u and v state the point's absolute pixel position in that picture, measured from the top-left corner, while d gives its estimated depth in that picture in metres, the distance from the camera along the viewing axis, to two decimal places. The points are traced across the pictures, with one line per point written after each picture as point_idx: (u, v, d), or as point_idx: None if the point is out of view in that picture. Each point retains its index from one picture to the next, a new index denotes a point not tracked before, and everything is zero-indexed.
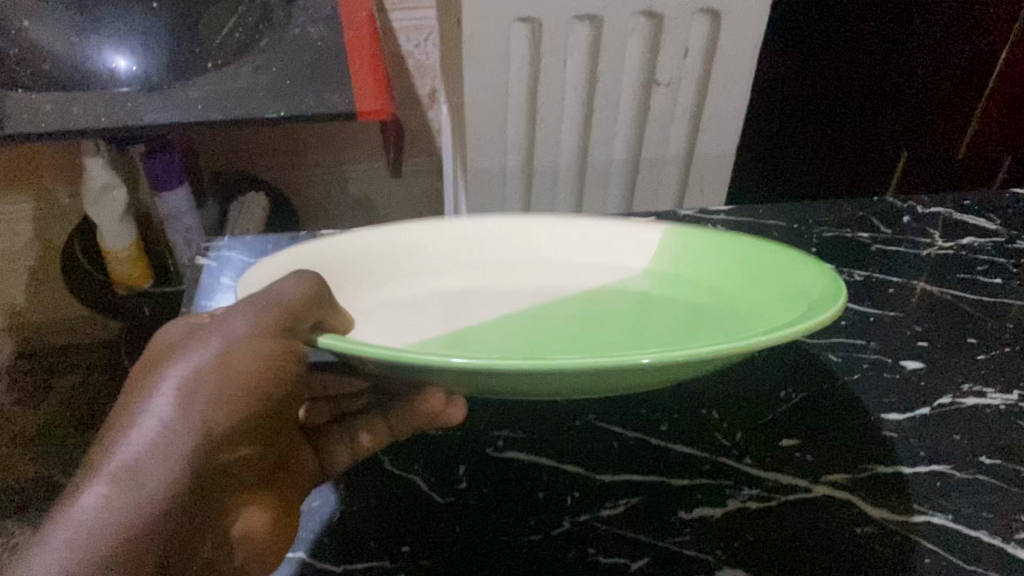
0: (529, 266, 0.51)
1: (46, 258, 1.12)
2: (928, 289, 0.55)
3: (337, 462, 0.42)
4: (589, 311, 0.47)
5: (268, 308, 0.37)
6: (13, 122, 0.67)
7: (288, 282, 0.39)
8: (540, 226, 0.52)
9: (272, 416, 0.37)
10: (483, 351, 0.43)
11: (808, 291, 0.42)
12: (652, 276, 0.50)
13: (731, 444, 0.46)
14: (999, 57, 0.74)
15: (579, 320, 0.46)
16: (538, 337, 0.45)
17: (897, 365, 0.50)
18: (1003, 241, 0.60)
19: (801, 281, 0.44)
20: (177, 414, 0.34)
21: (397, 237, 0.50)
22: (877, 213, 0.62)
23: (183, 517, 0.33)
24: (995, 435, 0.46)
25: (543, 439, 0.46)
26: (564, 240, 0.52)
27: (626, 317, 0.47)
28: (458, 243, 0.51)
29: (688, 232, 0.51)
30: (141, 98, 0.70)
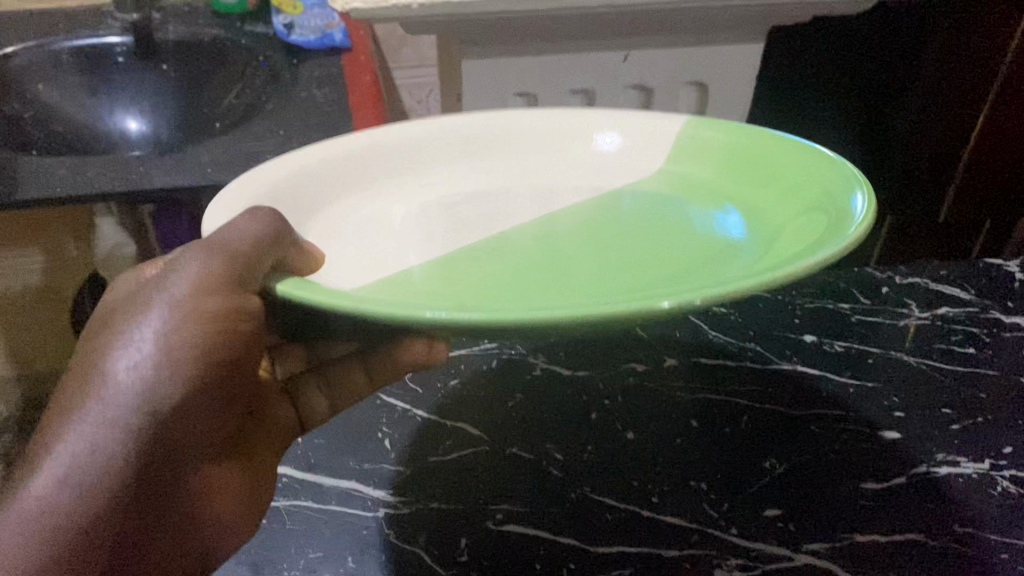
0: (541, 164, 0.53)
1: (56, 307, 1.17)
2: (907, 359, 0.60)
3: (316, 409, 0.51)
4: (600, 217, 0.48)
5: (216, 256, 0.35)
6: (27, 188, 0.67)
7: (242, 215, 0.36)
8: (550, 124, 0.54)
9: (233, 370, 0.37)
10: (499, 264, 0.43)
11: (824, 186, 0.42)
12: (665, 175, 0.52)
13: (718, 514, 0.48)
14: (981, 113, 0.77)
15: (587, 230, 0.47)
16: (542, 249, 0.45)
17: (875, 434, 0.53)
18: (975, 311, 0.65)
19: (822, 179, 0.43)
20: (135, 387, 0.34)
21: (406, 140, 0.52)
22: (857, 285, 0.68)
23: (141, 492, 0.34)
24: (968, 502, 0.49)
25: (541, 513, 0.48)
26: (575, 133, 0.55)
27: (635, 232, 0.47)
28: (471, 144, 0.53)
29: (707, 130, 0.52)
30: (152, 160, 0.71)
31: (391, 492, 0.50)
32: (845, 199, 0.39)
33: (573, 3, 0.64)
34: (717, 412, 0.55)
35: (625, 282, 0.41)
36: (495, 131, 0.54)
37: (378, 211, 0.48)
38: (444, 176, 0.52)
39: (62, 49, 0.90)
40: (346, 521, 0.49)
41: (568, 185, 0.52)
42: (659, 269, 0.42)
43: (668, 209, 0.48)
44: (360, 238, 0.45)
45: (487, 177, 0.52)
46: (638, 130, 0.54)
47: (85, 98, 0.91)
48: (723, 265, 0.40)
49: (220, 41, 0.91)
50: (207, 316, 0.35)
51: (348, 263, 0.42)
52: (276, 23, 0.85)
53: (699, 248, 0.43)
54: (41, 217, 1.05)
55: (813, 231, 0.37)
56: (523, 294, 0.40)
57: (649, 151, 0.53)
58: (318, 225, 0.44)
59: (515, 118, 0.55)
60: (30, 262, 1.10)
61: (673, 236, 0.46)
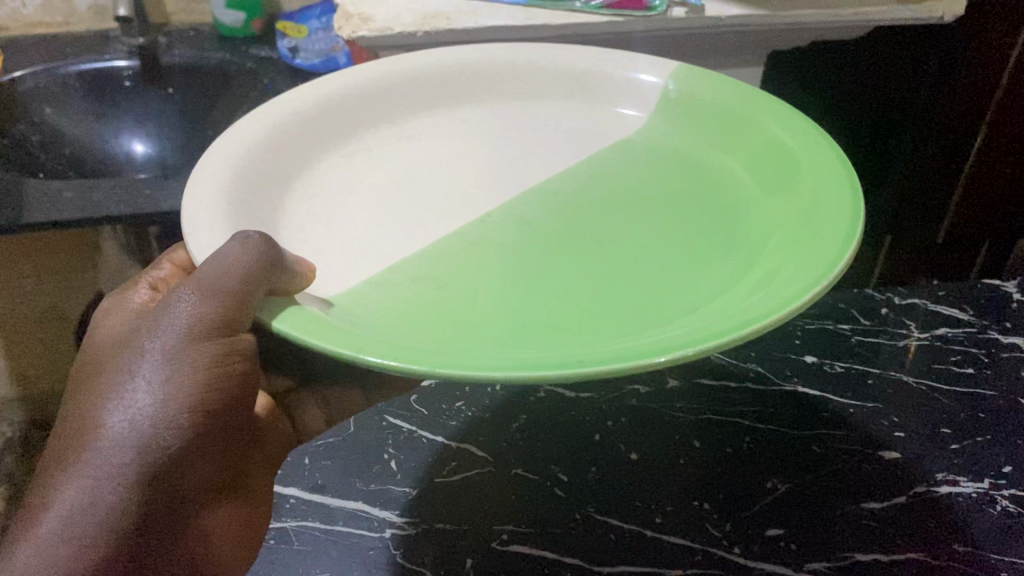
0: (527, 114, 0.55)
1: (60, 329, 1.17)
2: (907, 380, 0.60)
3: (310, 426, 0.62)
4: (590, 171, 0.50)
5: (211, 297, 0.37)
6: (37, 210, 0.68)
7: (233, 241, 0.36)
8: (533, 80, 0.57)
9: (227, 401, 0.39)
10: (498, 238, 0.45)
11: (816, 174, 0.44)
12: (651, 133, 0.54)
13: (721, 533, 0.49)
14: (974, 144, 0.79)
15: (583, 195, 0.48)
16: (541, 218, 0.46)
17: (876, 454, 0.54)
18: (973, 332, 0.65)
19: (809, 163, 0.45)
20: (137, 424, 0.36)
21: (382, 95, 0.54)
22: (857, 306, 0.69)
23: (142, 521, 0.37)
24: (966, 520, 0.50)
25: (546, 534, 0.49)
26: (567, 78, 0.57)
27: (626, 188, 0.49)
28: (453, 101, 0.56)
29: (694, 93, 0.54)
30: (158, 183, 0.71)
31: (397, 513, 0.51)
32: (835, 194, 0.41)
33: (575, 28, 0.64)
34: (718, 432, 0.56)
35: (613, 247, 0.44)
36: (486, 82, 0.56)
37: (365, 165, 0.50)
38: (434, 124, 0.54)
39: (68, 73, 0.89)
40: (354, 543, 0.49)
41: (559, 130, 0.54)
42: (645, 237, 0.44)
43: (655, 164, 0.51)
44: (347, 197, 0.47)
45: (478, 123, 0.54)
46: (619, 82, 0.56)
47: (93, 122, 0.92)
48: (708, 248, 0.43)
49: (225, 65, 0.91)
50: (202, 358, 0.37)
51: (333, 229, 0.45)
52: (284, 47, 0.88)
53: (685, 220, 0.46)
54: (47, 240, 1.06)
55: (797, 236, 0.40)
56: (513, 271, 0.42)
57: (639, 105, 0.55)
58: (300, 191, 0.47)
59: (508, 63, 0.57)
60: (32, 283, 1.11)
61: (660, 194, 0.48)
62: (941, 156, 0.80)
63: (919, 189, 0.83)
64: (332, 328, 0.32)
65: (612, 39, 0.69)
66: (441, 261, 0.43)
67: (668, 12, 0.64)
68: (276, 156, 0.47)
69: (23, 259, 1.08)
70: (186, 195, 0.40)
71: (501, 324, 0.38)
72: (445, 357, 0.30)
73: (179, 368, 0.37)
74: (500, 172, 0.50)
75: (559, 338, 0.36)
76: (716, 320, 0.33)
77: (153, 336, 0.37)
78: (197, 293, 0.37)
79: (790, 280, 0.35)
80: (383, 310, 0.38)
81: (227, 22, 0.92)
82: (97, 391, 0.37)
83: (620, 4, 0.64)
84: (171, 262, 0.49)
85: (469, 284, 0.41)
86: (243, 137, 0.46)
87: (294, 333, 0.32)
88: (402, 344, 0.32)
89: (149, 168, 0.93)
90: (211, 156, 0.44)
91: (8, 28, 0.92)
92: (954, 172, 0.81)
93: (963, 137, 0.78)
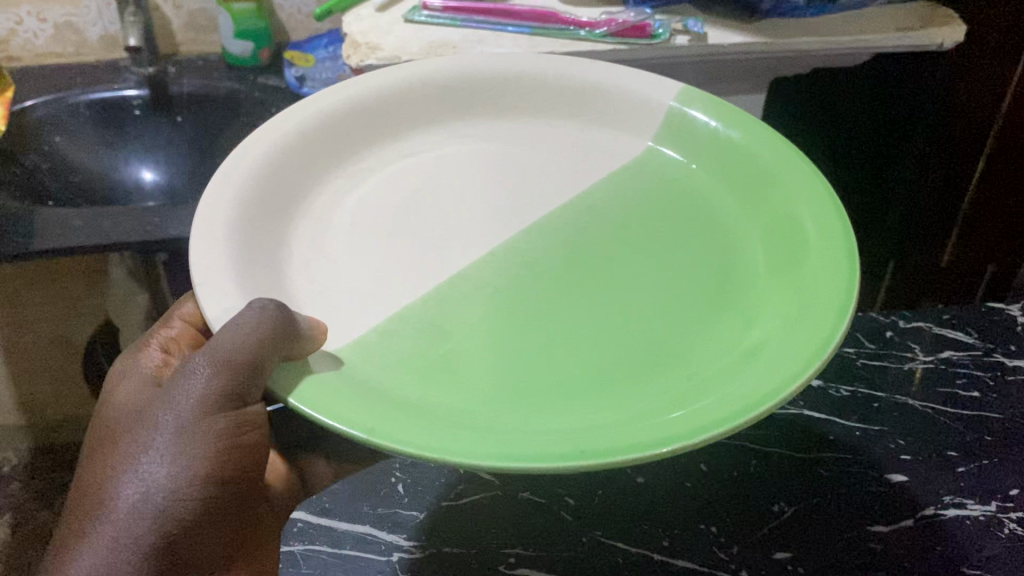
0: (527, 134, 0.55)
1: (68, 356, 1.18)
2: (914, 404, 0.60)
3: None
4: (590, 200, 0.51)
5: (218, 368, 0.38)
6: (46, 238, 0.69)
7: (248, 311, 0.37)
8: (536, 100, 0.56)
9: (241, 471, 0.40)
10: (500, 279, 0.45)
11: (814, 229, 0.45)
12: (652, 157, 0.54)
13: (727, 557, 0.49)
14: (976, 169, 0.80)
15: (585, 228, 0.49)
16: (544, 255, 0.47)
17: (883, 477, 0.54)
18: (978, 355, 0.65)
19: (807, 219, 0.46)
20: (151, 491, 0.37)
21: (387, 120, 0.55)
22: (863, 329, 0.69)
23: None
24: (972, 542, 0.50)
25: (554, 558, 0.50)
26: (572, 94, 0.57)
27: (626, 223, 0.49)
28: (457, 122, 0.56)
29: (700, 112, 0.54)
30: (166, 210, 0.71)
31: (406, 536, 0.51)
32: (828, 262, 0.42)
33: (580, 56, 0.65)
34: (728, 454, 0.56)
35: (614, 289, 0.45)
36: (489, 97, 0.56)
37: (368, 191, 0.51)
38: (437, 147, 0.54)
39: (79, 102, 0.90)
40: (361, 566, 0.50)
41: (561, 154, 0.54)
42: (645, 280, 0.45)
43: (656, 196, 0.51)
44: (349, 227, 0.48)
45: (481, 144, 0.55)
46: (617, 96, 0.56)
47: (101, 150, 0.93)
48: (706, 299, 0.44)
49: (234, 95, 0.92)
50: (213, 430, 0.38)
51: (337, 268, 0.45)
52: (290, 75, 0.89)
53: (684, 262, 0.46)
54: (54, 269, 1.07)
55: (790, 307, 0.41)
56: (515, 319, 0.43)
57: (638, 121, 0.56)
58: (304, 223, 0.48)
59: (511, 76, 0.56)
60: (42, 314, 1.12)
61: (660, 231, 0.48)
62: (947, 173, 0.81)
63: (924, 206, 0.84)
64: (335, 406, 0.34)
65: None
66: (442, 297, 0.44)
67: (671, 40, 0.65)
68: (278, 185, 0.48)
69: (30, 289, 1.08)
70: (192, 237, 0.41)
71: (501, 385, 0.39)
72: (442, 445, 0.33)
73: (191, 439, 0.38)
74: (504, 199, 0.51)
75: (557, 408, 0.38)
76: (703, 409, 0.35)
77: (166, 409, 0.38)
78: (211, 365, 0.38)
79: (777, 366, 0.37)
80: (388, 362, 0.40)
81: (235, 52, 0.93)
82: (113, 463, 0.38)
83: (622, 31, 0.65)
84: (186, 322, 0.51)
85: (472, 330, 0.42)
86: (246, 165, 0.47)
87: (301, 407, 0.34)
88: (399, 419, 0.34)
89: (156, 196, 0.95)
90: (214, 191, 0.45)
91: (21, 58, 0.93)
92: (959, 192, 0.82)
93: (970, 157, 0.79)
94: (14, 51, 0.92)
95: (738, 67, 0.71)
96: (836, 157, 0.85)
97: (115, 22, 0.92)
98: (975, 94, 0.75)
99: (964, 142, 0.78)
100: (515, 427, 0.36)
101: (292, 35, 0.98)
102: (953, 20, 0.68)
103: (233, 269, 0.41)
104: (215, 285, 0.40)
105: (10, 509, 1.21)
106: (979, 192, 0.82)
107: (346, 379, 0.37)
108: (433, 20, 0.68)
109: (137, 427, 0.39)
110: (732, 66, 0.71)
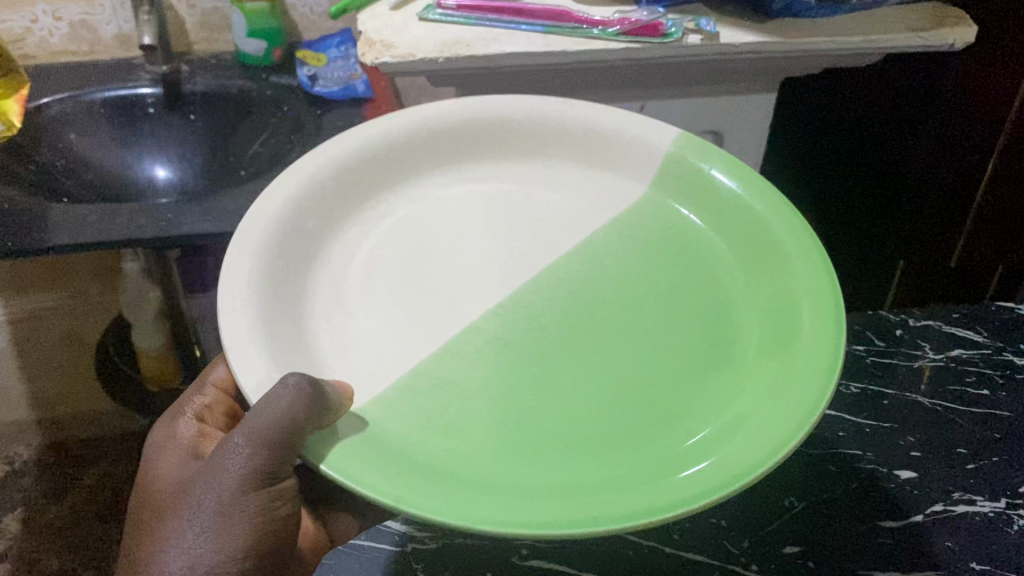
0: (531, 181, 0.56)
1: (79, 350, 1.20)
2: (924, 401, 0.61)
3: None
4: (594, 249, 0.51)
5: (252, 450, 0.40)
6: (61, 233, 0.69)
7: (274, 390, 0.38)
8: (540, 136, 0.57)
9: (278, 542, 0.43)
10: (509, 328, 0.46)
11: (803, 287, 0.46)
12: (656, 200, 0.54)
13: (738, 550, 0.50)
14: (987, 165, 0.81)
15: (587, 276, 0.49)
16: (548, 303, 0.48)
17: (892, 474, 0.54)
18: (987, 353, 0.66)
19: (794, 271, 0.47)
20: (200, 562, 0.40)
21: (398, 162, 0.55)
22: (873, 327, 0.69)
23: None
24: (981, 538, 0.50)
25: (567, 551, 0.50)
26: (576, 137, 0.57)
27: (631, 269, 0.50)
28: (467, 166, 0.56)
29: (698, 152, 0.54)
30: (179, 208, 0.72)
31: (419, 527, 0.52)
32: (815, 319, 0.44)
33: (593, 54, 0.65)
34: None
35: (612, 341, 0.45)
36: (497, 142, 0.57)
37: (378, 237, 0.51)
38: (445, 194, 0.55)
39: (94, 100, 0.91)
40: (375, 559, 0.50)
41: (557, 199, 0.54)
42: (647, 331, 0.46)
43: (658, 241, 0.52)
44: (366, 278, 0.49)
45: (485, 188, 0.55)
46: (619, 139, 0.56)
47: (114, 147, 0.93)
48: (702, 353, 0.45)
49: (247, 93, 0.93)
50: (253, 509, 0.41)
51: (357, 320, 0.46)
52: (302, 74, 0.90)
53: (687, 310, 0.47)
54: (66, 263, 1.08)
55: (782, 361, 0.43)
56: (525, 370, 0.44)
57: (642, 165, 0.56)
58: (323, 277, 0.48)
59: (515, 124, 0.57)
60: (54, 306, 1.13)
61: (662, 276, 0.49)
62: (959, 174, 0.82)
63: (935, 208, 0.86)
64: (362, 474, 0.36)
65: (628, 68, 0.70)
66: (461, 354, 0.45)
67: (684, 38, 0.65)
68: (299, 246, 0.49)
69: (41, 280, 1.10)
70: (219, 312, 0.42)
71: (518, 446, 0.41)
72: (468, 514, 0.35)
73: (232, 518, 0.41)
74: (506, 245, 0.51)
75: (568, 466, 0.40)
76: (701, 475, 0.37)
77: (207, 489, 0.41)
78: (246, 446, 0.40)
79: (768, 431, 0.39)
80: (414, 421, 0.41)
81: (248, 51, 0.94)
82: (161, 537, 0.41)
83: (635, 30, 0.65)
84: (218, 388, 0.53)
85: (485, 386, 0.43)
86: (267, 222, 0.48)
87: (337, 475, 0.36)
88: (426, 489, 0.36)
89: (169, 192, 0.93)
90: (238, 250, 0.46)
91: (36, 56, 0.94)
92: (970, 193, 0.84)
93: (983, 156, 0.81)
94: (29, 49, 0.93)
95: (751, 67, 0.72)
96: (846, 158, 0.89)
97: (129, 20, 0.93)
98: (989, 94, 0.76)
99: (978, 142, 0.80)
100: (529, 490, 0.38)
101: (304, 34, 0.98)
102: (962, 21, 0.68)
103: (261, 337, 0.42)
104: (236, 342, 0.41)
105: (21, 503, 1.21)
106: (989, 192, 0.83)
107: (377, 448, 0.38)
108: (446, 19, 0.69)
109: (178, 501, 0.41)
110: (741, 66, 0.71)
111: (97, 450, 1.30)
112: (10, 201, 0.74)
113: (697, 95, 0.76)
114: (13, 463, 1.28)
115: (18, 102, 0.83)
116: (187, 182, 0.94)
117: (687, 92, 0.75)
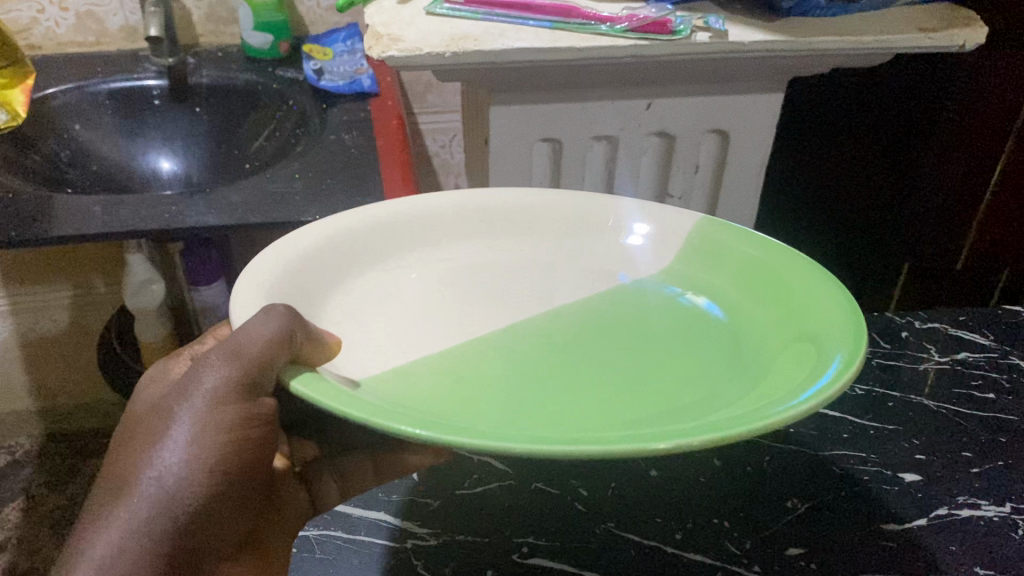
0: (544, 249, 0.52)
1: (82, 342, 1.21)
2: (927, 404, 0.61)
3: None
4: (605, 301, 0.49)
5: (230, 368, 0.38)
6: (62, 223, 0.68)
7: (257, 315, 0.37)
8: (559, 207, 0.54)
9: (248, 471, 0.40)
10: (502, 358, 0.44)
11: (811, 300, 0.43)
12: (675, 274, 0.50)
13: (742, 552, 0.49)
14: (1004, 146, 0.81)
15: (582, 325, 0.47)
16: (542, 343, 0.45)
17: (896, 477, 0.54)
18: (993, 356, 0.66)
19: (810, 288, 0.44)
20: (165, 478, 0.37)
21: (418, 213, 0.52)
22: (879, 330, 0.69)
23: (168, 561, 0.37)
24: (986, 541, 0.50)
25: (570, 550, 0.50)
26: (591, 216, 0.54)
27: (629, 320, 0.47)
28: (480, 227, 0.53)
29: (713, 225, 0.52)
30: (184, 200, 0.71)
31: (419, 523, 0.52)
32: (831, 319, 0.41)
33: (600, 49, 0.65)
34: (737, 451, 0.57)
35: (606, 378, 0.42)
36: (514, 210, 0.53)
37: (393, 279, 0.49)
38: (460, 244, 0.52)
39: (99, 92, 0.91)
40: (369, 551, 0.50)
41: (565, 262, 0.51)
42: (649, 370, 0.43)
43: (667, 298, 0.49)
44: (380, 316, 0.45)
45: (496, 254, 0.52)
46: (642, 223, 0.53)
47: (120, 138, 0.92)
48: (709, 377, 0.41)
49: (252, 86, 0.93)
50: (223, 426, 0.38)
51: (371, 343, 0.43)
52: (308, 69, 0.90)
53: (697, 349, 0.44)
54: (72, 254, 1.10)
55: (803, 357, 0.39)
56: (520, 389, 0.41)
57: (663, 249, 0.52)
58: (342, 301, 0.45)
59: (535, 199, 0.54)
60: (58, 297, 1.15)
61: (662, 324, 0.47)
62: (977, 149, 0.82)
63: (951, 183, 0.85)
64: (333, 394, 0.33)
65: (634, 65, 0.69)
66: (460, 365, 0.43)
67: (691, 36, 0.65)
68: (323, 262, 0.46)
69: (46, 270, 1.11)
70: (232, 294, 0.40)
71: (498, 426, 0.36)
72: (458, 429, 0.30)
73: (201, 437, 0.38)
74: (513, 302, 0.48)
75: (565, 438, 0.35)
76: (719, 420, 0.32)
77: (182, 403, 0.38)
78: (223, 364, 0.38)
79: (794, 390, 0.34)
80: (404, 398, 0.38)
81: (255, 45, 0.94)
82: (133, 455, 0.38)
83: (643, 28, 0.65)
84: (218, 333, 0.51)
85: (480, 390, 0.40)
86: (297, 243, 0.45)
87: (312, 396, 0.32)
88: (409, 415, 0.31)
89: (174, 184, 0.93)
90: (266, 259, 0.43)
91: (42, 46, 0.94)
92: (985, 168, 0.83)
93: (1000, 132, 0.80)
94: (36, 39, 0.94)
95: (757, 66, 0.71)
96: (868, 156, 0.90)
97: (136, 11, 0.94)
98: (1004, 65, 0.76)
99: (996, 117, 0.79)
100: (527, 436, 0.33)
101: (311, 28, 0.99)
102: (972, 23, 0.67)
103: None
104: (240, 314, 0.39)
105: (21, 494, 1.20)
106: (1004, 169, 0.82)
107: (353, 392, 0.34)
108: (454, 13, 0.69)
109: (147, 426, 0.39)
110: (749, 65, 0.71)
111: (98, 442, 1.30)
112: (14, 191, 0.73)
113: (703, 92, 0.76)
114: (14, 454, 1.27)
115: (24, 92, 0.81)
116: (191, 174, 0.94)
117: (692, 90, 0.75)
